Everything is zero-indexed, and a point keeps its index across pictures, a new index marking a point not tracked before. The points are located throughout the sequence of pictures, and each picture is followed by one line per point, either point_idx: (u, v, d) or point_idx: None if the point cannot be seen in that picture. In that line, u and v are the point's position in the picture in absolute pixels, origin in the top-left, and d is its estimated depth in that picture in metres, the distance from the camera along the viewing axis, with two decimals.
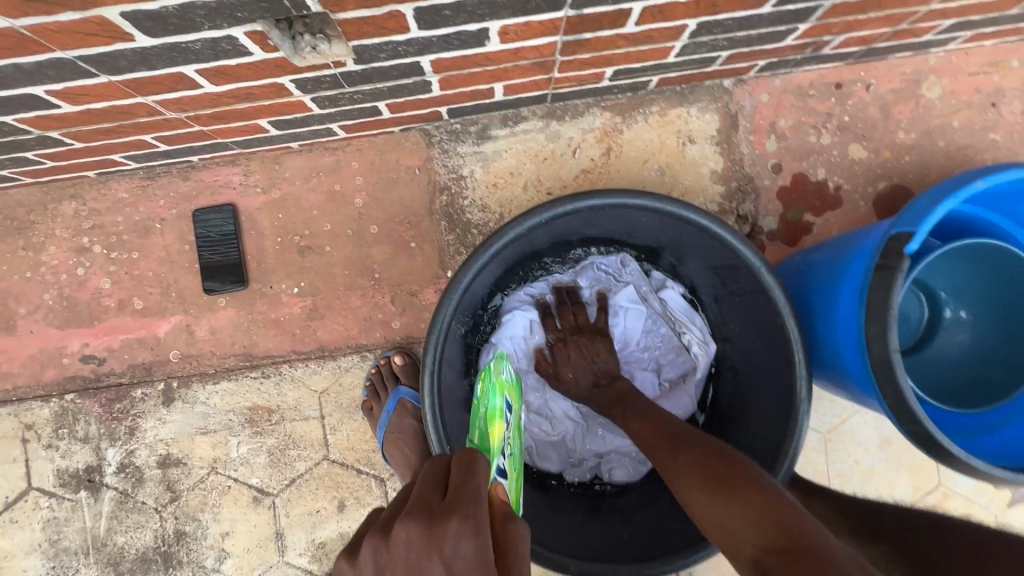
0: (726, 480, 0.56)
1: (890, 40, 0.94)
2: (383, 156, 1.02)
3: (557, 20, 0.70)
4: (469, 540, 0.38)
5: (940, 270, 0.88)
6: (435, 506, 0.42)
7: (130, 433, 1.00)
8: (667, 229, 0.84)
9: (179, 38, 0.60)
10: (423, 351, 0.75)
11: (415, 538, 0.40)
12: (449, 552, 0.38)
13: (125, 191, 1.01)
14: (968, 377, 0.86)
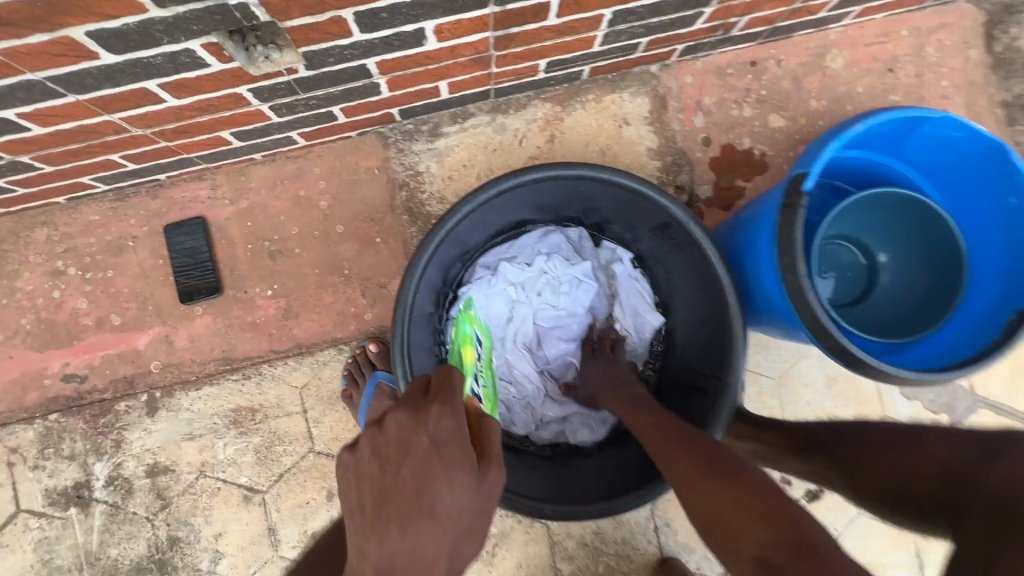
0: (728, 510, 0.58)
1: (790, 19, 1.06)
2: (343, 160, 1.08)
3: (484, 17, 0.78)
4: (449, 419, 0.48)
5: (847, 225, 0.93)
6: (418, 398, 0.50)
7: (116, 446, 1.03)
8: (608, 198, 0.92)
9: (140, 53, 0.67)
10: (392, 324, 0.82)
11: (406, 422, 0.47)
12: (435, 428, 0.47)
13: (95, 214, 1.05)
14: (903, 315, 0.89)
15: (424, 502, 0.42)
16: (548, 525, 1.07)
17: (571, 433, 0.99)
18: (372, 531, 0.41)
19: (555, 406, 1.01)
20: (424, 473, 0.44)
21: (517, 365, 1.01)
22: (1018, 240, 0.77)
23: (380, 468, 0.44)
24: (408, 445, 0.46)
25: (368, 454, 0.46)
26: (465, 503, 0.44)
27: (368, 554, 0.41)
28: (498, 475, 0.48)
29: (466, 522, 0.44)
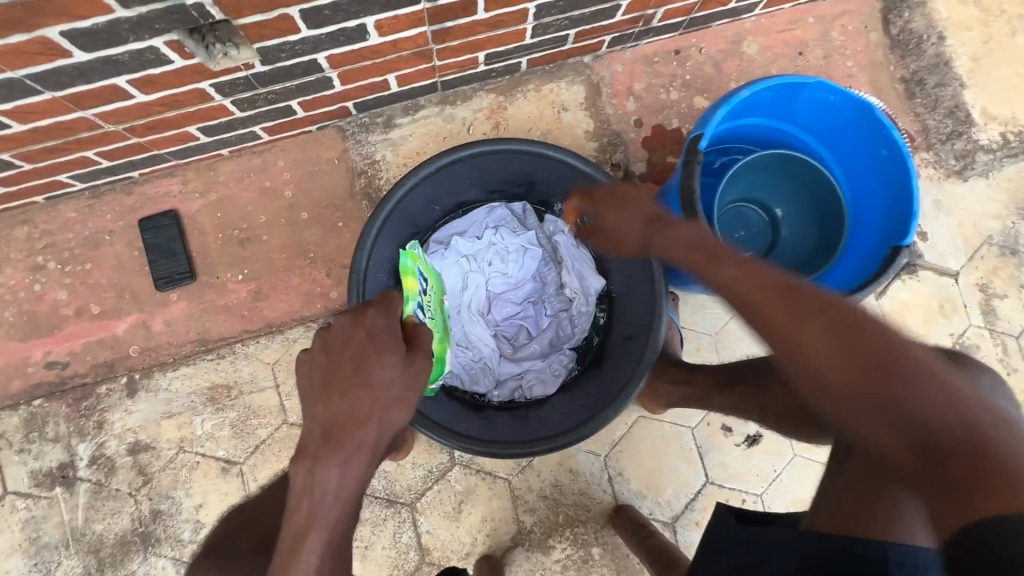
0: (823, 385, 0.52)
1: (703, 10, 1.18)
2: (305, 153, 1.17)
3: (419, 12, 0.88)
4: (383, 320, 0.68)
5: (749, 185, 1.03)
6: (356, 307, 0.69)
7: (98, 426, 1.09)
8: (542, 171, 1.02)
9: (110, 51, 0.76)
10: (350, 289, 0.91)
11: (349, 328, 0.66)
12: (370, 323, 0.67)
13: (73, 211, 1.13)
14: (807, 259, 1.01)
15: (360, 376, 0.63)
16: (510, 480, 1.15)
17: (527, 390, 1.08)
18: (319, 397, 0.62)
19: (510, 367, 1.10)
20: (361, 359, 0.64)
21: (472, 331, 1.10)
22: (890, 185, 0.89)
23: (329, 359, 0.64)
24: (350, 337, 0.65)
25: (318, 351, 0.65)
26: (398, 375, 0.65)
27: (316, 414, 0.62)
28: (425, 361, 0.68)
29: (393, 393, 0.64)
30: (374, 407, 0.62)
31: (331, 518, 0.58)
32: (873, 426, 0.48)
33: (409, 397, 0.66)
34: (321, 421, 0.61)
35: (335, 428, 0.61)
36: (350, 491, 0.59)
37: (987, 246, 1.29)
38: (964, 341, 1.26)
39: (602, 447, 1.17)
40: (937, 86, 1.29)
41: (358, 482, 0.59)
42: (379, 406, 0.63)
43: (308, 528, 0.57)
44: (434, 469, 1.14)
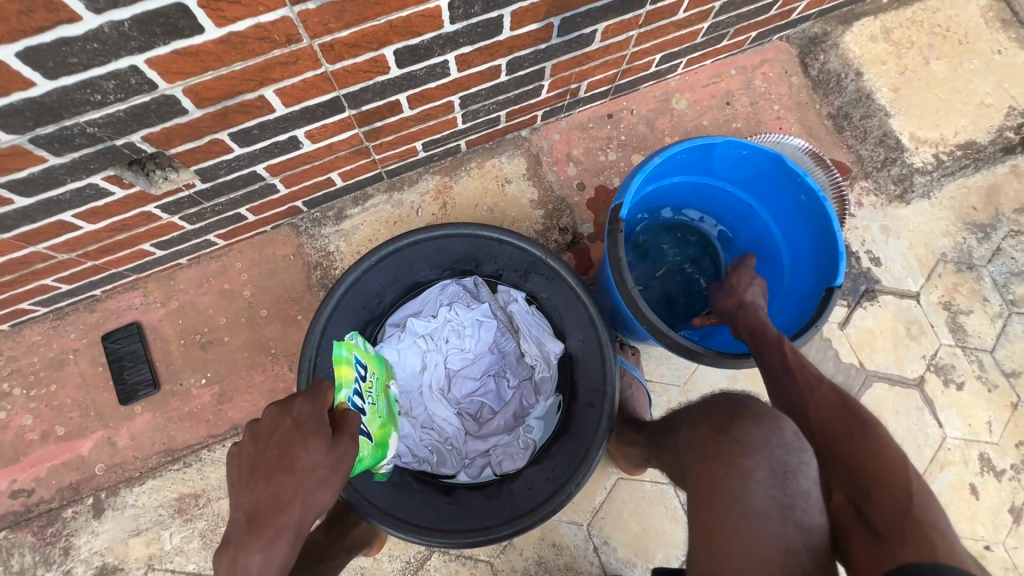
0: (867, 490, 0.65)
1: (626, 77, 1.25)
2: (262, 252, 1.21)
3: (346, 119, 0.94)
4: (309, 407, 0.71)
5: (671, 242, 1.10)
6: (286, 397, 0.73)
7: (64, 553, 1.07)
8: (482, 248, 1.04)
9: (50, 193, 0.80)
10: (297, 379, 0.92)
11: (275, 417, 0.68)
12: (298, 412, 0.70)
13: (38, 334, 1.16)
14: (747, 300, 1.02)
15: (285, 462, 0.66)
16: (492, 562, 1.10)
17: (496, 466, 1.06)
18: (244, 486, 0.64)
19: (477, 445, 1.09)
20: (286, 446, 0.66)
21: (435, 410, 1.09)
22: (815, 227, 0.91)
23: (255, 449, 0.66)
24: (278, 426, 0.68)
25: (247, 442, 0.67)
26: (323, 459, 0.68)
27: (241, 502, 0.63)
28: (350, 440, 0.73)
29: (318, 475, 0.67)
30: (297, 492, 0.65)
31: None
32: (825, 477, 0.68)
33: (334, 477, 0.69)
34: (245, 508, 0.63)
35: (259, 517, 0.62)
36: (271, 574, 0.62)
37: (942, 264, 1.30)
38: (937, 361, 1.25)
39: (583, 515, 1.13)
40: (864, 118, 1.35)
41: (282, 564, 0.63)
42: (302, 490, 0.65)
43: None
44: (412, 559, 1.10)
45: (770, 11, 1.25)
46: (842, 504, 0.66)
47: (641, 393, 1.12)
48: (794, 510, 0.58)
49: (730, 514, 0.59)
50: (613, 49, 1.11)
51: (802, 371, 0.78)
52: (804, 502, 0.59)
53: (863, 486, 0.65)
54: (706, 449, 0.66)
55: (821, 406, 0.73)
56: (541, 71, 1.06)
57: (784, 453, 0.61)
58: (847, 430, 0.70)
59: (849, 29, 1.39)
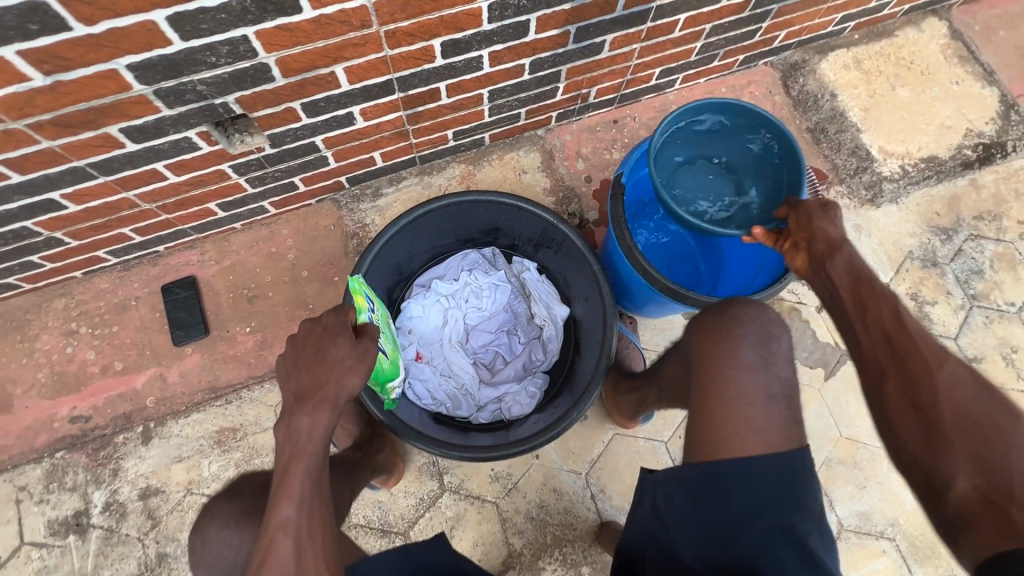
0: (988, 473, 0.65)
1: (630, 87, 1.45)
2: (306, 222, 1.38)
3: (395, 101, 1.13)
4: (334, 316, 0.82)
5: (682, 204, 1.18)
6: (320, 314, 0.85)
7: (113, 474, 1.19)
8: (502, 218, 1.21)
9: (154, 142, 0.98)
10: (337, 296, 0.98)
11: (307, 326, 0.80)
12: (326, 320, 0.81)
13: (106, 282, 1.31)
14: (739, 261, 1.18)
15: (320, 355, 0.77)
16: (498, 503, 1.21)
17: (505, 410, 1.19)
18: (290, 375, 0.76)
19: (489, 392, 1.22)
20: (319, 344, 0.78)
21: (453, 360, 1.23)
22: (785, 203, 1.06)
23: (295, 350, 0.78)
24: (311, 331, 0.80)
25: (289, 347, 0.79)
26: (350, 351, 0.78)
27: (290, 388, 0.75)
28: (371, 341, 0.82)
29: (348, 363, 0.78)
30: (332, 374, 0.76)
31: (306, 460, 0.71)
32: (949, 462, 0.67)
33: (362, 366, 0.79)
34: (292, 391, 0.75)
35: (304, 393, 0.74)
36: (319, 432, 0.72)
37: (909, 261, 1.45)
38: None
39: (582, 465, 1.24)
40: (838, 132, 1.53)
41: (326, 430, 0.72)
42: (336, 374, 0.76)
43: (291, 461, 0.70)
44: (425, 496, 1.20)
45: (754, 37, 1.45)
46: (967, 493, 0.65)
47: (637, 355, 1.26)
48: (774, 361, 0.82)
49: (729, 372, 0.82)
50: (619, 60, 1.30)
51: (929, 344, 0.74)
52: (782, 356, 0.83)
53: (997, 478, 0.65)
54: (710, 327, 0.87)
55: (953, 386, 0.71)
56: (557, 73, 1.26)
57: (768, 322, 0.85)
58: (981, 414, 0.69)
59: (825, 58, 1.60)
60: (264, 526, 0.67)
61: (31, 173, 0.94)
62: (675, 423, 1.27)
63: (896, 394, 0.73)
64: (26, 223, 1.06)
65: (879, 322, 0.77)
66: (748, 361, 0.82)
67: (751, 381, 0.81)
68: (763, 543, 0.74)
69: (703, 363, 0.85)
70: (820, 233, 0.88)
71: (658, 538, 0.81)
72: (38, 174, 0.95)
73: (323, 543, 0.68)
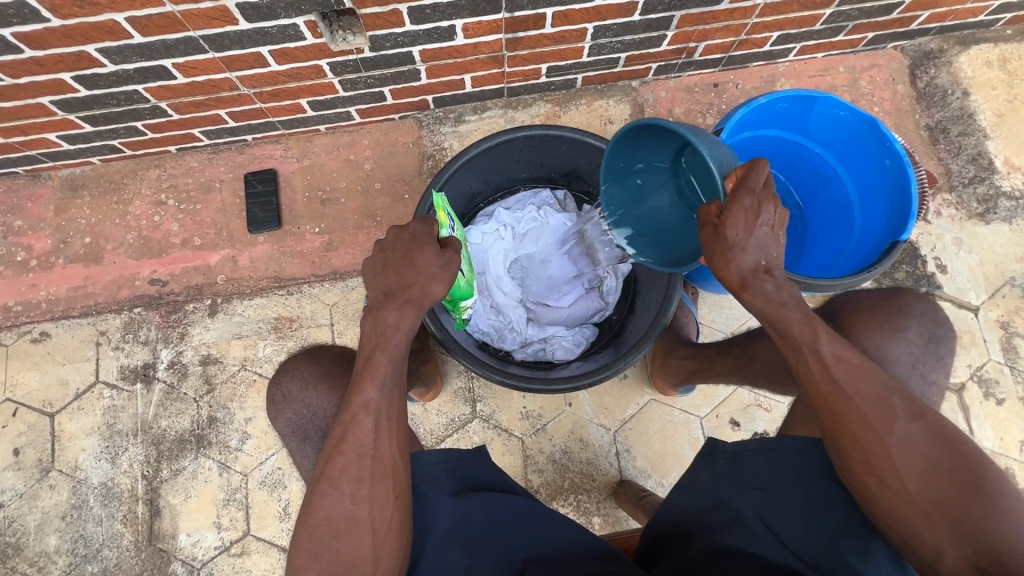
0: (964, 530, 0.60)
1: (741, 49, 1.35)
2: (387, 136, 1.40)
3: (498, 21, 1.10)
4: (422, 224, 0.80)
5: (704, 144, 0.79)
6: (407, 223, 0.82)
7: (180, 337, 1.28)
8: (583, 160, 1.18)
9: (264, 24, 1.00)
10: (420, 206, 0.97)
11: (395, 232, 0.78)
12: (414, 229, 0.79)
13: (196, 161, 1.38)
14: (834, 243, 1.12)
15: (408, 259, 0.77)
16: (523, 440, 1.23)
17: (551, 352, 1.21)
18: (378, 274, 0.76)
19: (537, 332, 1.23)
20: (407, 249, 0.77)
21: (504, 293, 1.24)
22: (892, 192, 0.99)
23: (384, 252, 0.78)
24: (398, 238, 0.78)
25: (377, 250, 0.78)
26: (435, 262, 0.77)
27: (378, 286, 0.76)
28: (456, 253, 0.80)
29: (434, 270, 0.77)
30: (419, 278, 0.75)
31: (395, 353, 0.72)
32: (932, 534, 0.61)
33: (447, 275, 0.78)
34: (381, 290, 0.75)
35: (392, 292, 0.74)
36: (406, 326, 0.73)
37: (1009, 287, 1.33)
38: (982, 373, 1.29)
39: (612, 422, 1.24)
40: (961, 135, 1.39)
41: (413, 325, 0.74)
42: (423, 279, 0.76)
43: (376, 351, 0.72)
44: (456, 418, 1.24)
45: (891, 14, 1.31)
46: (959, 564, 0.60)
47: (693, 326, 1.23)
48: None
49: None
50: (737, 15, 1.21)
51: (872, 399, 0.66)
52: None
53: (981, 541, 0.59)
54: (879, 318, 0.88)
55: (907, 442, 0.64)
56: (669, 19, 1.18)
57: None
58: (947, 468, 0.62)
59: (965, 51, 1.44)
60: (348, 404, 0.69)
61: (152, 36, 0.98)
62: (715, 401, 1.25)
63: (853, 462, 0.66)
64: (137, 87, 1.12)
65: (817, 384, 0.68)
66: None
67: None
68: (846, 531, 0.68)
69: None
70: (724, 267, 0.72)
71: (727, 497, 0.76)
72: (157, 38, 0.99)
73: (397, 432, 0.71)
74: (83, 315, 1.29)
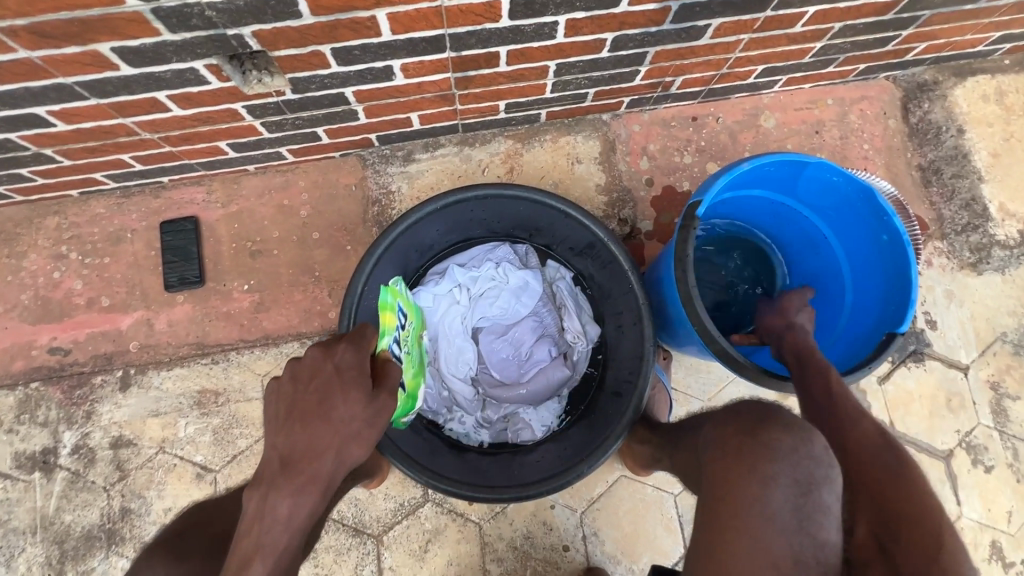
0: None
1: (722, 82, 1.21)
2: (326, 177, 1.23)
3: (444, 60, 0.94)
4: (352, 354, 0.64)
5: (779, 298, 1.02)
6: (331, 338, 0.66)
7: (86, 416, 1.11)
8: (545, 219, 1.03)
9: (153, 68, 0.82)
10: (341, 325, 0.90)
11: (316, 361, 0.62)
12: (341, 358, 0.63)
13: (103, 207, 1.19)
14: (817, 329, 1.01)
15: (323, 409, 0.60)
16: (481, 525, 1.11)
17: (513, 432, 1.07)
18: (279, 429, 0.58)
19: (496, 408, 1.09)
20: (325, 391, 0.60)
21: (458, 365, 1.08)
22: (888, 271, 0.89)
23: (295, 386, 0.61)
24: (317, 370, 0.62)
25: (287, 380, 0.61)
26: (359, 415, 0.62)
27: (276, 442, 0.58)
28: (390, 395, 0.66)
29: (357, 426, 0.62)
30: (334, 440, 0.59)
31: (278, 548, 0.55)
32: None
33: (371, 431, 0.63)
34: (278, 453, 0.58)
35: (294, 458, 0.57)
36: (301, 521, 0.57)
37: (1000, 343, 1.24)
38: (970, 439, 1.21)
39: (579, 502, 1.13)
40: (954, 177, 1.29)
41: (310, 513, 0.57)
42: (338, 441, 0.60)
43: (252, 558, 0.53)
44: (406, 503, 1.11)
45: (885, 46, 1.19)
46: None
47: (664, 398, 1.12)
48: (813, 521, 0.61)
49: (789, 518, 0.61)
50: (718, 50, 1.07)
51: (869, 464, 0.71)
52: (823, 517, 0.62)
53: None
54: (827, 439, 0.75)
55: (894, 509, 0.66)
56: (642, 55, 1.04)
57: (811, 465, 0.64)
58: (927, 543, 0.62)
59: (961, 83, 1.33)
60: None
61: (10, 83, 0.80)
62: None
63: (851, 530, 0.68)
64: (9, 136, 0.93)
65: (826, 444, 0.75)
66: (776, 506, 0.61)
67: (776, 538, 0.60)
68: None
69: (720, 491, 0.66)
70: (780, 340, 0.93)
71: None
72: (18, 86, 0.81)
73: None
74: None
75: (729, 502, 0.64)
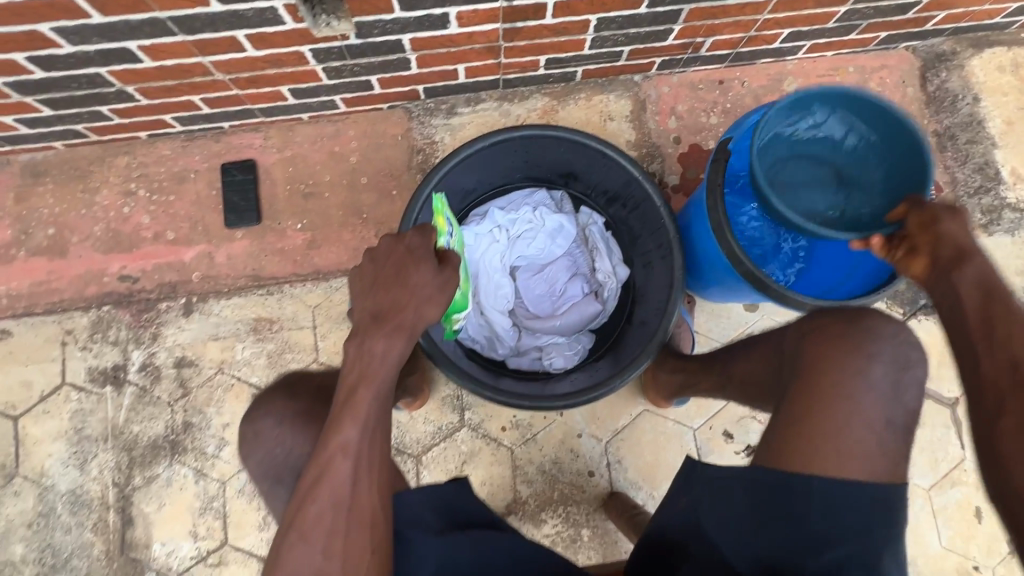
0: None
1: (749, 45, 1.29)
2: (374, 127, 1.31)
3: (495, 10, 1.02)
4: (419, 238, 0.75)
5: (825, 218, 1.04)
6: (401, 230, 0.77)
7: (153, 338, 1.21)
8: (582, 162, 1.11)
9: (239, 6, 0.91)
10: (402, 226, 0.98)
11: (390, 243, 0.73)
12: (411, 241, 0.74)
13: (168, 149, 1.29)
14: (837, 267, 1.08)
15: (401, 278, 0.71)
16: (512, 450, 1.20)
17: (547, 361, 1.15)
18: (366, 293, 0.70)
19: (531, 339, 1.18)
20: (401, 266, 0.72)
21: (496, 298, 1.17)
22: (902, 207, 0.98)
23: (376, 264, 0.73)
24: (393, 251, 0.73)
25: (367, 260, 0.73)
26: (430, 283, 0.72)
27: (365, 304, 0.70)
28: (456, 273, 0.76)
29: (429, 292, 0.72)
30: (412, 301, 0.70)
31: (377, 380, 0.67)
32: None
33: (442, 297, 0.73)
34: (368, 311, 0.70)
35: (381, 313, 0.69)
36: (394, 362, 0.68)
37: None
38: None
39: (604, 433, 1.21)
40: (969, 142, 1.36)
41: (401, 354, 0.69)
42: (415, 302, 0.71)
43: (359, 383, 0.67)
44: (444, 426, 1.20)
45: (906, 14, 1.25)
46: None
47: (687, 336, 1.20)
48: (904, 390, 0.76)
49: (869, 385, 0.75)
50: (748, 11, 1.15)
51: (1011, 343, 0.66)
52: (914, 388, 0.76)
53: None
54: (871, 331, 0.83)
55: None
56: (678, 12, 1.11)
57: (907, 347, 0.77)
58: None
59: (978, 54, 1.39)
60: (324, 445, 0.65)
61: (112, 16, 0.89)
62: (710, 413, 1.22)
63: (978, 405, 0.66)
64: (100, 70, 1.03)
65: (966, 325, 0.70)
66: (875, 378, 0.76)
67: (873, 403, 0.75)
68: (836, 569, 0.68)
69: (812, 371, 0.78)
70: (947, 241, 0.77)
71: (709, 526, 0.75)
72: (118, 19, 0.90)
73: (380, 473, 0.67)
74: (47, 312, 1.22)
75: (828, 376, 0.76)
